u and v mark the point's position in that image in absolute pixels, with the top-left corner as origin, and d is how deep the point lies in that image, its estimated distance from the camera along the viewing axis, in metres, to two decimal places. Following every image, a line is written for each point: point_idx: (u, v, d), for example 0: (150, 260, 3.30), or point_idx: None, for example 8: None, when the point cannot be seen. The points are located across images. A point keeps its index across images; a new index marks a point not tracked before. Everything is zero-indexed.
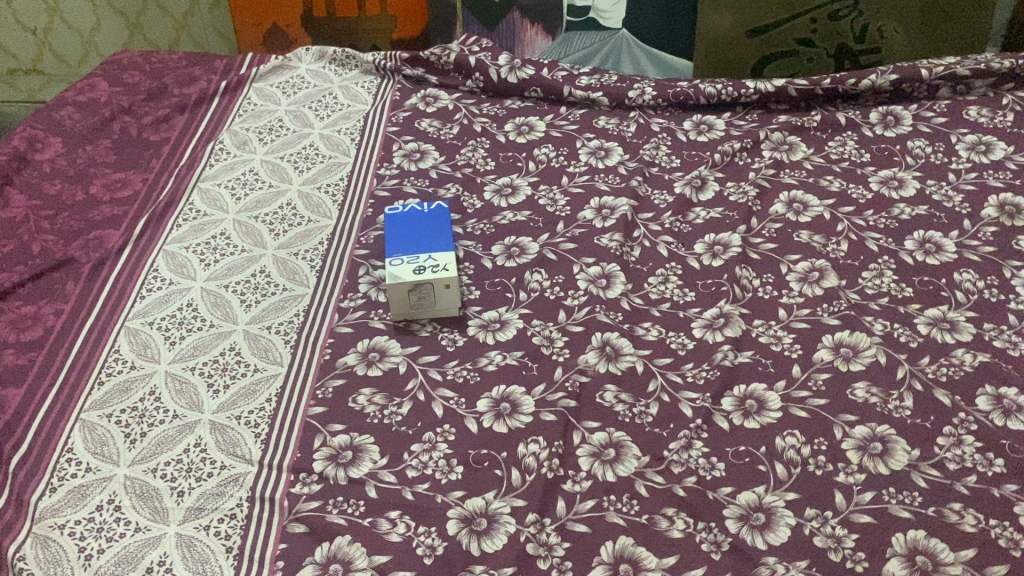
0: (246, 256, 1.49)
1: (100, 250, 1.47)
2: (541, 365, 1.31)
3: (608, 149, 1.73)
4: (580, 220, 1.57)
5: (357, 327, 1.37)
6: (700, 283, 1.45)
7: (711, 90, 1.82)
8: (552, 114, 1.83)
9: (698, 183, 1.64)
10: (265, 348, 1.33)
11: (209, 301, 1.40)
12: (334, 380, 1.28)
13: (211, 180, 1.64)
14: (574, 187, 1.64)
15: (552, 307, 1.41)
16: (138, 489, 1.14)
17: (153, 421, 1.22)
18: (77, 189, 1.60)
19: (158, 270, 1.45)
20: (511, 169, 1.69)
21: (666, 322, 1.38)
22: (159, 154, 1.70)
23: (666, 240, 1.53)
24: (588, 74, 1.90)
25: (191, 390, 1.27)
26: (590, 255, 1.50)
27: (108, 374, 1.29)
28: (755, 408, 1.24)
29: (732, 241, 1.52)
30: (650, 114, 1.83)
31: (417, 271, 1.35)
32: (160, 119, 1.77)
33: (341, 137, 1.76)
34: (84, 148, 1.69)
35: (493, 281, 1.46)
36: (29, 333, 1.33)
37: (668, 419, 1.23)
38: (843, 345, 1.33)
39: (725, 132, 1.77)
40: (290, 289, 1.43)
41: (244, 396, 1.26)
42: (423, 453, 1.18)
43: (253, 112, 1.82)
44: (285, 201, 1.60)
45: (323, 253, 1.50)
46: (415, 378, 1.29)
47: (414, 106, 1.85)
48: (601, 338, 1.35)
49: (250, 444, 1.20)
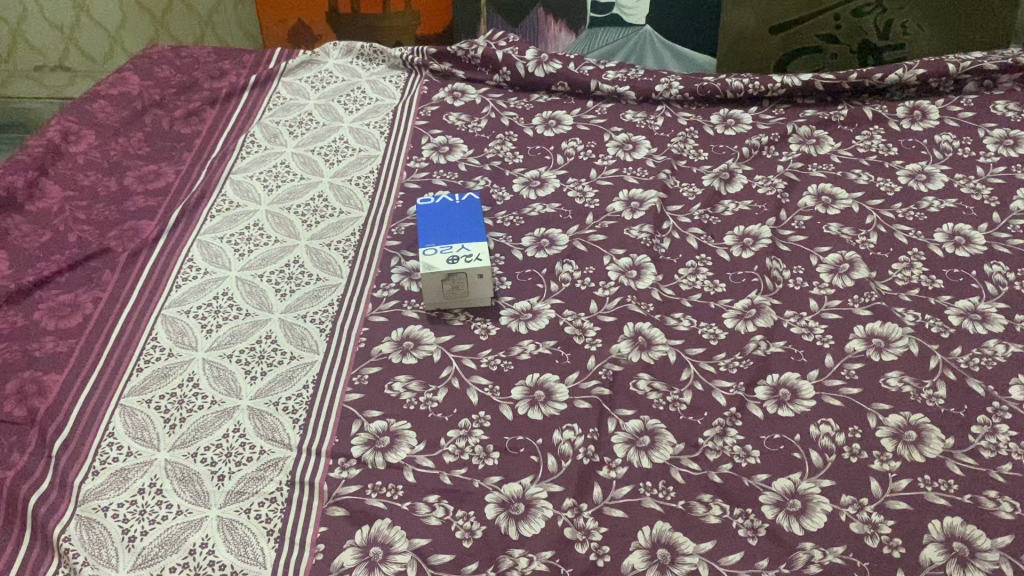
0: (280, 246, 1.50)
1: (136, 240, 1.49)
2: (575, 353, 1.32)
3: (636, 142, 1.74)
4: (609, 212, 1.58)
5: (390, 316, 1.39)
6: (731, 274, 1.46)
7: (738, 84, 1.83)
8: (578, 108, 1.84)
9: (726, 176, 1.65)
10: (301, 336, 1.35)
11: (244, 290, 1.42)
12: (369, 367, 1.30)
13: (243, 172, 1.66)
14: (602, 180, 1.65)
15: (584, 297, 1.42)
16: (179, 473, 1.16)
17: (192, 407, 1.24)
18: (111, 180, 1.62)
19: (193, 259, 1.47)
20: (540, 162, 1.70)
21: (697, 312, 1.39)
22: (191, 146, 1.71)
23: (696, 231, 1.54)
24: (615, 69, 1.90)
25: (228, 376, 1.28)
26: (620, 246, 1.51)
27: (147, 360, 1.30)
28: (789, 397, 1.25)
29: (761, 234, 1.53)
30: (677, 108, 1.84)
31: (451, 261, 1.37)
32: (191, 112, 1.79)
33: (370, 131, 1.77)
34: (117, 140, 1.71)
35: (524, 272, 1.47)
36: (68, 321, 1.35)
37: (703, 407, 1.23)
38: (875, 335, 1.34)
39: (752, 126, 1.78)
40: (323, 278, 1.45)
41: (281, 382, 1.28)
42: (459, 440, 1.19)
43: (283, 106, 1.83)
44: (316, 193, 1.62)
45: (355, 244, 1.51)
46: (449, 366, 1.30)
47: (442, 101, 1.86)
48: (633, 327, 1.36)
49: (288, 429, 1.21)
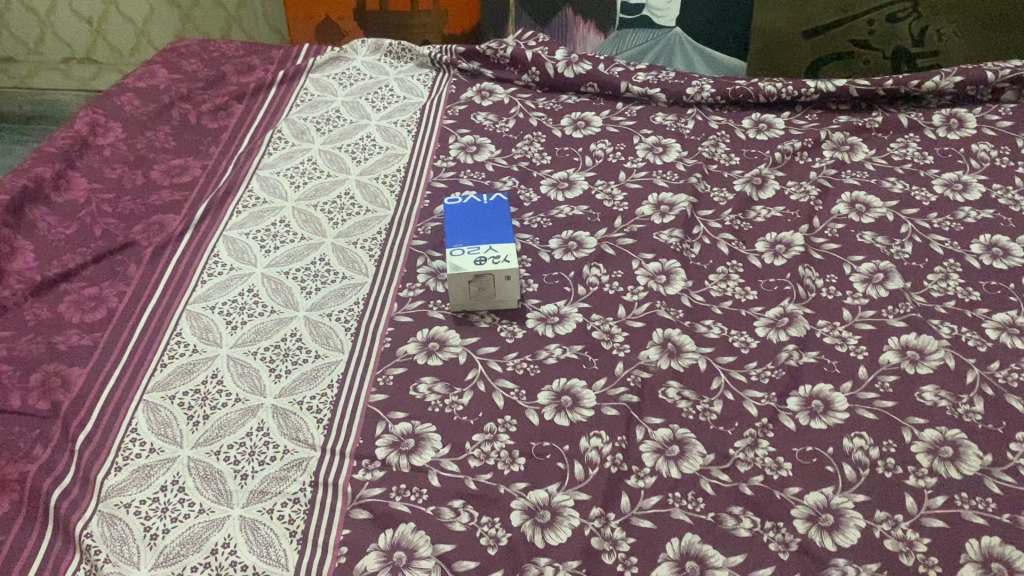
0: (306, 244, 1.49)
1: (162, 234, 1.48)
2: (603, 359, 1.30)
3: (666, 145, 1.72)
4: (639, 216, 1.56)
5: (416, 317, 1.37)
6: (762, 281, 1.43)
7: (770, 89, 1.80)
8: (608, 110, 1.82)
9: (758, 182, 1.63)
10: (326, 335, 1.33)
11: (270, 288, 1.41)
12: (394, 368, 1.28)
13: (270, 168, 1.64)
14: (631, 183, 1.63)
15: (612, 302, 1.40)
16: (202, 471, 1.15)
17: (216, 404, 1.23)
18: (138, 174, 1.61)
19: (219, 255, 1.46)
20: (568, 163, 1.68)
21: (728, 320, 1.37)
22: (218, 141, 1.70)
23: (727, 237, 1.52)
24: (646, 71, 1.88)
25: (253, 373, 1.27)
26: (649, 250, 1.49)
27: (171, 356, 1.29)
28: (821, 409, 1.22)
29: (794, 241, 1.50)
30: (708, 111, 1.81)
31: (478, 262, 1.35)
32: (218, 106, 1.78)
33: (398, 129, 1.76)
34: (145, 133, 1.70)
35: (551, 275, 1.45)
36: (93, 314, 1.34)
37: (733, 418, 1.21)
38: (909, 347, 1.31)
39: (785, 131, 1.75)
40: (349, 277, 1.43)
41: (305, 381, 1.26)
42: (485, 444, 1.17)
43: (310, 102, 1.82)
44: (343, 190, 1.60)
45: (382, 242, 1.50)
46: (475, 369, 1.28)
47: (470, 100, 1.85)
48: (662, 334, 1.34)
49: (312, 429, 1.20)
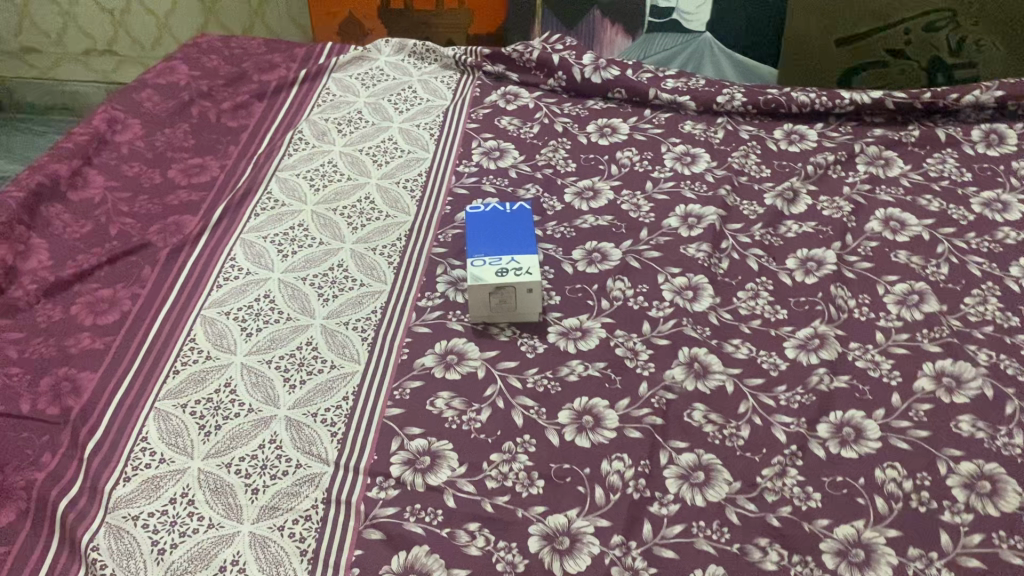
0: (324, 249, 1.46)
1: (178, 236, 1.45)
2: (626, 378, 1.26)
3: (695, 155, 1.67)
4: (665, 228, 1.51)
5: (434, 327, 1.33)
6: (793, 300, 1.39)
7: (803, 99, 1.75)
8: (635, 117, 1.78)
9: (790, 196, 1.58)
10: (342, 344, 1.30)
11: (286, 294, 1.37)
12: (411, 382, 1.25)
13: (289, 170, 1.61)
14: (658, 194, 1.59)
15: (637, 318, 1.35)
16: (212, 484, 1.12)
17: (228, 414, 1.20)
18: (155, 172, 1.58)
19: (235, 258, 1.43)
20: (593, 171, 1.64)
21: (757, 339, 1.33)
22: (237, 140, 1.67)
23: (756, 253, 1.47)
24: (675, 77, 1.84)
25: (267, 383, 1.24)
26: (675, 264, 1.44)
27: (184, 363, 1.26)
28: (853, 437, 1.18)
29: (826, 258, 1.45)
30: (739, 121, 1.76)
31: (500, 273, 1.31)
32: (239, 104, 1.75)
33: (420, 132, 1.72)
34: (163, 131, 1.67)
35: (574, 287, 1.41)
36: (106, 318, 1.32)
37: (761, 444, 1.17)
38: (945, 374, 1.26)
39: (818, 143, 1.70)
40: (367, 285, 1.40)
41: (320, 393, 1.23)
42: (503, 464, 1.14)
43: (332, 103, 1.79)
44: (363, 194, 1.57)
45: (401, 250, 1.46)
46: (494, 385, 1.24)
47: (494, 103, 1.81)
48: (688, 353, 1.30)
49: (326, 444, 1.16)
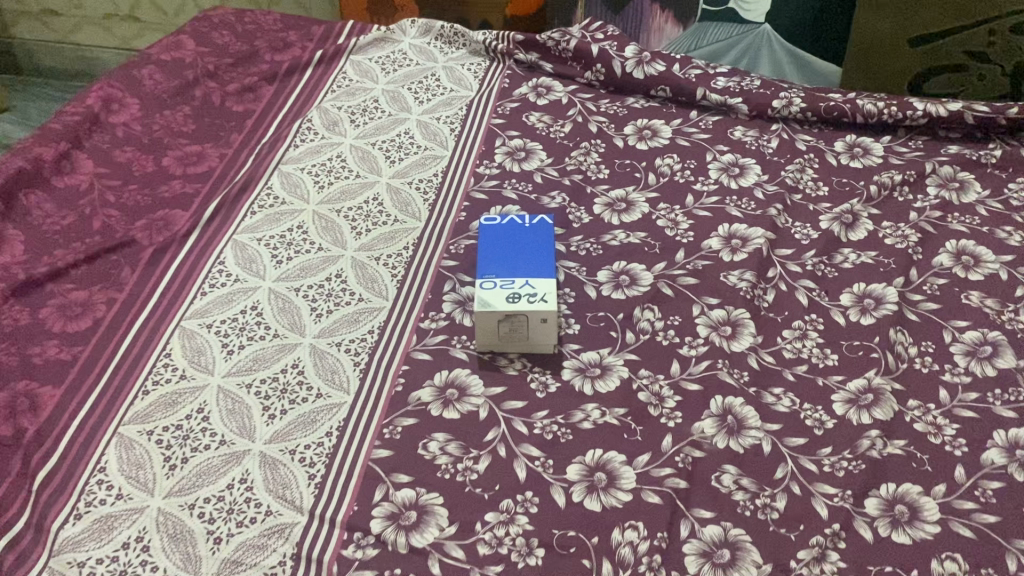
0: (322, 256, 1.32)
1: (165, 234, 1.33)
2: (648, 429, 1.11)
3: (743, 166, 1.50)
4: (704, 250, 1.35)
5: (436, 355, 1.19)
6: (845, 344, 1.22)
7: (870, 107, 1.55)
8: (680, 118, 1.60)
9: (848, 220, 1.40)
10: (331, 369, 1.16)
11: (276, 306, 1.24)
12: (404, 419, 1.11)
13: (293, 163, 1.47)
14: (700, 209, 1.42)
15: (664, 356, 1.20)
16: (171, 529, 0.99)
17: (197, 446, 1.07)
18: (149, 160, 1.46)
19: (224, 262, 1.29)
20: (627, 180, 1.48)
21: (801, 389, 1.16)
22: (241, 127, 1.53)
23: (807, 284, 1.30)
24: (727, 76, 1.66)
25: (244, 411, 1.11)
26: (713, 294, 1.28)
27: (156, 382, 1.14)
28: (907, 517, 1.02)
29: (886, 295, 1.28)
30: (795, 129, 1.58)
31: (511, 299, 1.16)
32: (246, 87, 1.61)
33: (440, 127, 1.57)
34: (162, 113, 1.54)
35: (596, 315, 1.25)
36: (76, 324, 1.20)
37: (799, 519, 1.01)
38: (1019, 446, 1.09)
39: (884, 159, 1.51)
40: (366, 300, 1.26)
41: (302, 426, 1.10)
42: (498, 527, 1.00)
43: (347, 89, 1.64)
44: (371, 195, 1.42)
45: (407, 261, 1.32)
46: (496, 428, 1.10)
47: (523, 97, 1.64)
48: (721, 403, 1.14)
49: (302, 488, 1.03)
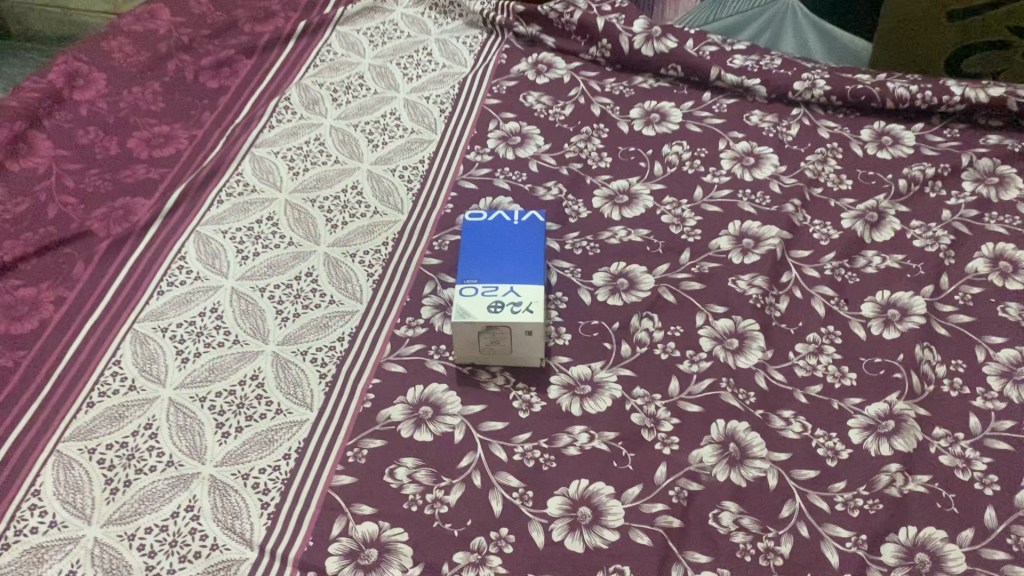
0: (292, 251, 1.21)
1: (124, 225, 1.22)
2: (641, 457, 1.00)
3: (760, 156, 1.36)
4: (713, 250, 1.22)
5: (410, 366, 1.08)
6: (865, 361, 1.10)
7: (902, 91, 1.41)
8: (691, 101, 1.47)
9: (874, 218, 1.27)
10: (294, 381, 1.06)
11: (238, 308, 1.13)
12: (370, 441, 1.00)
13: (267, 146, 1.36)
14: (709, 204, 1.29)
15: (663, 372, 1.08)
16: (107, 562, 0.90)
17: (143, 467, 0.98)
18: (113, 141, 1.35)
19: (185, 258, 1.19)
20: (631, 169, 1.35)
21: (814, 414, 1.05)
22: (214, 106, 1.42)
23: (825, 292, 1.18)
24: (744, 54, 1.51)
25: (196, 429, 1.01)
26: (720, 301, 1.16)
27: (102, 392, 1.04)
28: (927, 568, 0.91)
29: (913, 306, 1.15)
30: (818, 114, 1.44)
31: (493, 308, 1.04)
32: (222, 61, 1.49)
33: (429, 107, 1.44)
34: (130, 90, 1.43)
35: (589, 324, 1.13)
36: (21, 325, 1.10)
37: (805, 567, 0.91)
38: None
39: (915, 150, 1.37)
40: (337, 302, 1.15)
41: (258, 447, 1.00)
42: (467, 570, 0.90)
43: (331, 64, 1.52)
44: (350, 183, 1.31)
45: (385, 258, 1.21)
46: (472, 453, 0.99)
47: (522, 74, 1.51)
48: (723, 428, 1.02)
49: (253, 519, 0.94)
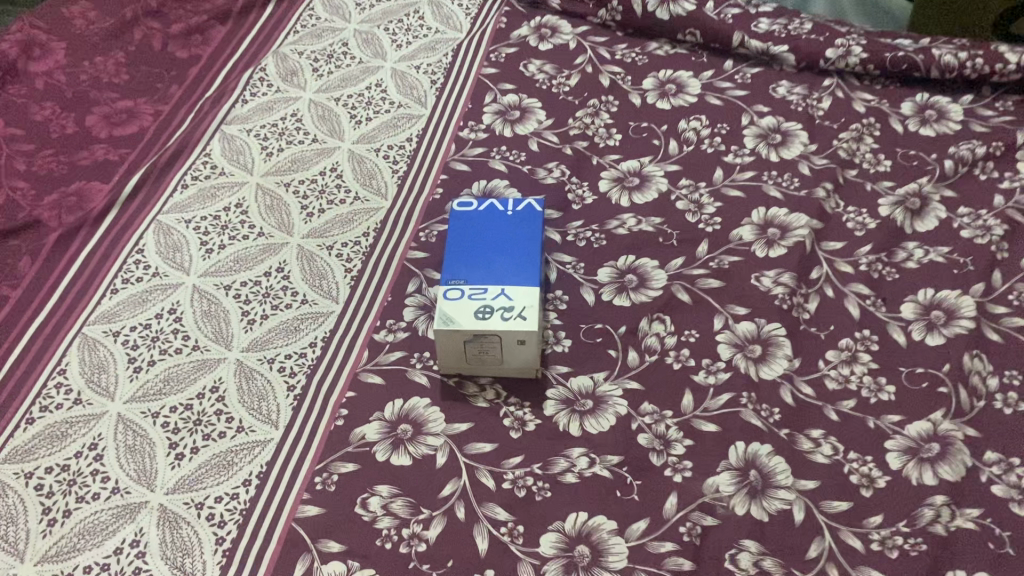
0: (262, 243, 1.08)
1: (77, 213, 1.10)
2: (648, 486, 0.87)
3: (787, 133, 1.22)
4: (733, 241, 1.09)
5: (390, 377, 0.96)
6: (906, 372, 0.96)
7: (949, 59, 1.25)
8: (712, 70, 1.32)
9: (916, 205, 1.12)
10: (259, 394, 0.94)
11: (199, 309, 1.01)
12: (341, 465, 0.89)
13: (239, 124, 1.23)
14: (730, 188, 1.15)
15: (675, 385, 0.95)
16: None
17: (85, 494, 0.87)
18: (70, 118, 1.22)
19: (143, 252, 1.07)
20: (643, 148, 1.21)
21: (847, 434, 0.92)
22: (183, 78, 1.29)
23: (860, 290, 1.04)
24: (771, 17, 1.36)
25: (146, 450, 0.90)
26: (741, 302, 1.03)
27: (44, 407, 0.93)
28: None
29: (961, 307, 1.02)
30: (853, 84, 1.29)
31: (482, 313, 0.91)
32: (193, 28, 1.36)
33: (419, 79, 1.31)
34: (92, 60, 1.30)
35: (591, 328, 1.01)
36: None
37: None
38: None
39: (962, 126, 1.22)
40: (309, 301, 1.03)
41: (214, 471, 0.88)
42: None
43: (313, 30, 1.38)
44: (328, 165, 1.18)
45: (364, 251, 1.08)
46: (456, 480, 0.87)
47: (522, 40, 1.37)
48: (743, 451, 0.90)
49: (206, 557, 0.82)
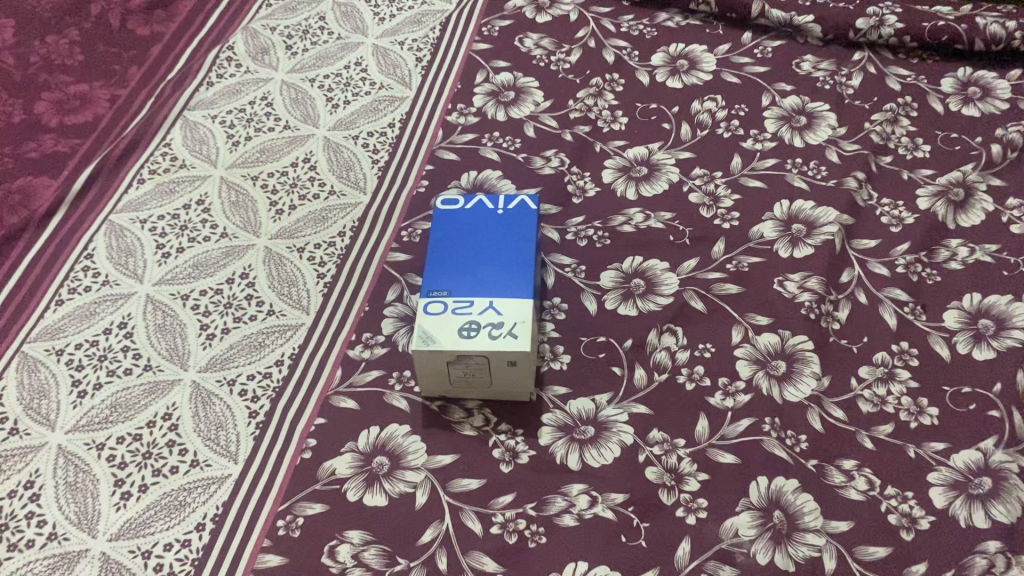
0: (225, 246, 0.97)
1: (21, 215, 0.99)
2: (657, 530, 0.76)
3: (813, 115, 1.09)
4: (753, 240, 0.97)
5: (364, 401, 0.85)
6: (952, 392, 0.85)
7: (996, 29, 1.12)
8: (728, 43, 1.19)
9: (960, 196, 1.00)
10: (217, 422, 0.84)
11: (153, 323, 0.91)
12: (307, 507, 0.78)
13: (203, 109, 1.11)
14: (750, 178, 1.03)
15: (688, 409, 0.84)
16: None
17: (17, 541, 0.76)
18: (17, 104, 1.10)
19: (92, 257, 0.96)
20: (652, 133, 1.08)
21: (885, 466, 0.80)
22: (143, 58, 1.17)
23: (898, 296, 0.92)
24: None
25: (88, 488, 0.79)
26: (762, 310, 0.91)
27: None
28: None
29: (1013, 316, 0.90)
30: (886, 58, 1.16)
31: (467, 330, 0.80)
32: (155, 2, 1.23)
33: (403, 56, 1.18)
34: (43, 40, 1.18)
35: (593, 342, 0.89)
36: None
37: None
38: None
39: (1010, 105, 1.09)
40: (276, 312, 0.92)
41: (164, 512, 0.78)
42: None
43: (287, 3, 1.25)
44: (301, 155, 1.06)
45: (339, 253, 0.97)
46: (437, 524, 0.77)
47: (518, 12, 1.24)
48: (765, 488, 0.79)
49: None
